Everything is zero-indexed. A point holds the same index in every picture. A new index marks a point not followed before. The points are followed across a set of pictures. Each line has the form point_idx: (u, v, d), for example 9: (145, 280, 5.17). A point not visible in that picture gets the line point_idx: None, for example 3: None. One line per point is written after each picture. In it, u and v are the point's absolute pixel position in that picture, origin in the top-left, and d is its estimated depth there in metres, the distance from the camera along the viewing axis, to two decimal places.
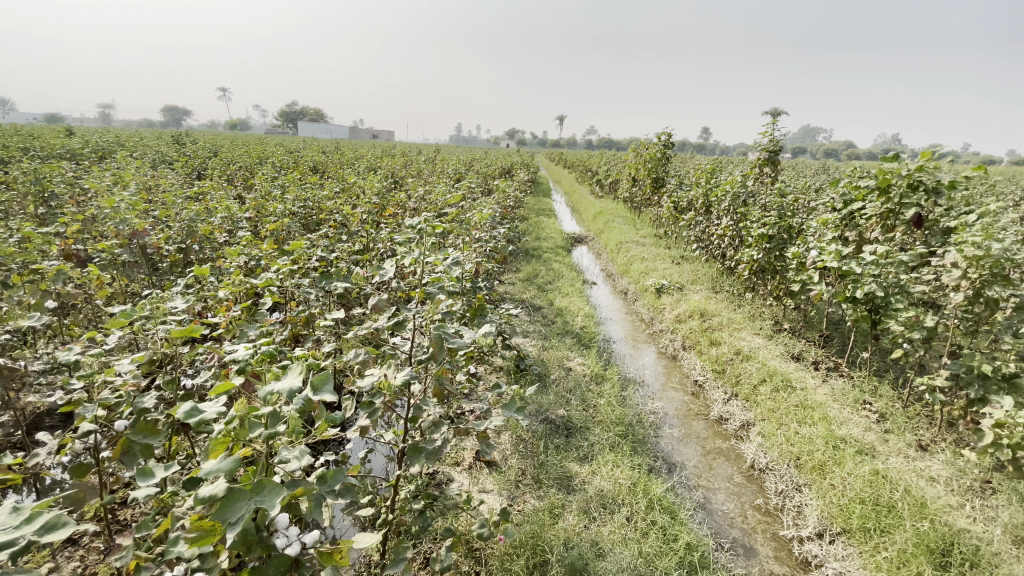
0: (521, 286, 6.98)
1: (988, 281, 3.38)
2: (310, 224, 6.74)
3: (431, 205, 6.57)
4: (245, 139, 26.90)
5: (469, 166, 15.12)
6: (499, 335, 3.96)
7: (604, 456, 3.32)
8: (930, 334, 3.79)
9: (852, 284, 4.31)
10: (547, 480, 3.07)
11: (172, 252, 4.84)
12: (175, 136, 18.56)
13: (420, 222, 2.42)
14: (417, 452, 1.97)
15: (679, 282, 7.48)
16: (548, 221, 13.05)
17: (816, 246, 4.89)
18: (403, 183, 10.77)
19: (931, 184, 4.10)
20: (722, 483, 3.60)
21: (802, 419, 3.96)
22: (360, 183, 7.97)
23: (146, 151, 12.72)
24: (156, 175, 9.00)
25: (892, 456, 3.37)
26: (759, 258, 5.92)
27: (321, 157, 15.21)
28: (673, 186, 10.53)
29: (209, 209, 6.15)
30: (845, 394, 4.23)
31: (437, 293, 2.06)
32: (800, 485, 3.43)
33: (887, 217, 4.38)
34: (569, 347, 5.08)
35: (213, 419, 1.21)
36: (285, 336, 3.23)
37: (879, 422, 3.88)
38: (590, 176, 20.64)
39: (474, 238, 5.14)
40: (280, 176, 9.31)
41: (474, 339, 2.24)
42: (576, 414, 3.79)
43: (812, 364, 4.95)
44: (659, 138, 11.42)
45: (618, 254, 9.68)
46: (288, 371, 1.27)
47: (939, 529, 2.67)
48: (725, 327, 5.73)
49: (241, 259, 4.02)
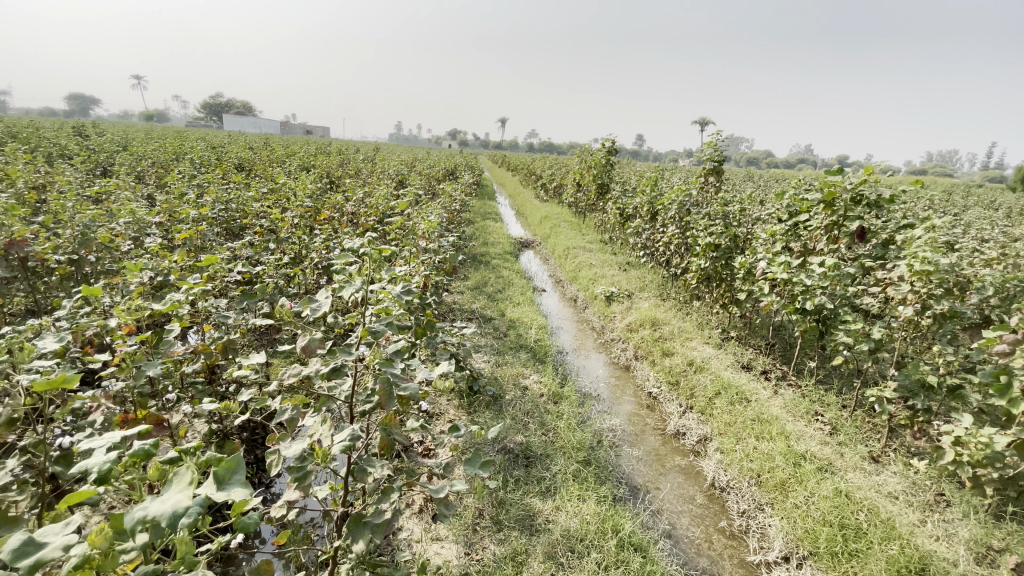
0: (470, 296, 6.66)
1: (937, 294, 3.51)
2: (232, 229, 6.04)
3: (371, 211, 6.09)
4: (162, 132, 24.69)
5: (411, 167, 14.52)
6: (451, 357, 3.63)
7: (568, 489, 3.09)
8: (877, 346, 3.88)
9: (802, 296, 4.36)
10: (507, 522, 2.79)
11: (61, 264, 4.09)
12: (76, 126, 16.50)
13: (361, 239, 2.04)
14: (360, 524, 1.63)
15: (628, 289, 7.43)
16: (494, 225, 12.76)
17: (765, 256, 4.93)
18: (340, 185, 10.09)
19: (873, 198, 4.19)
20: (685, 506, 3.46)
21: (759, 434, 3.92)
22: (291, 184, 7.31)
23: (37, 142, 11.19)
24: (47, 171, 7.84)
25: (850, 472, 3.39)
26: (707, 267, 5.94)
27: (250, 154, 14.09)
28: (618, 192, 10.56)
29: (109, 213, 5.33)
30: (796, 405, 4.26)
31: (383, 331, 1.71)
32: (762, 504, 3.36)
33: (832, 229, 4.46)
34: (523, 364, 4.81)
35: (55, 559, 0.82)
36: (199, 369, 2.74)
37: (831, 434, 3.91)
38: (533, 179, 20.56)
39: (419, 248, 4.75)
40: (197, 173, 8.37)
41: (428, 380, 1.90)
42: (535, 441, 3.53)
43: (761, 373, 4.98)
44: (603, 144, 11.46)
45: (566, 260, 9.57)
46: (173, 479, 0.91)
47: (909, 553, 2.67)
48: (676, 336, 5.69)
49: (145, 274, 3.43)
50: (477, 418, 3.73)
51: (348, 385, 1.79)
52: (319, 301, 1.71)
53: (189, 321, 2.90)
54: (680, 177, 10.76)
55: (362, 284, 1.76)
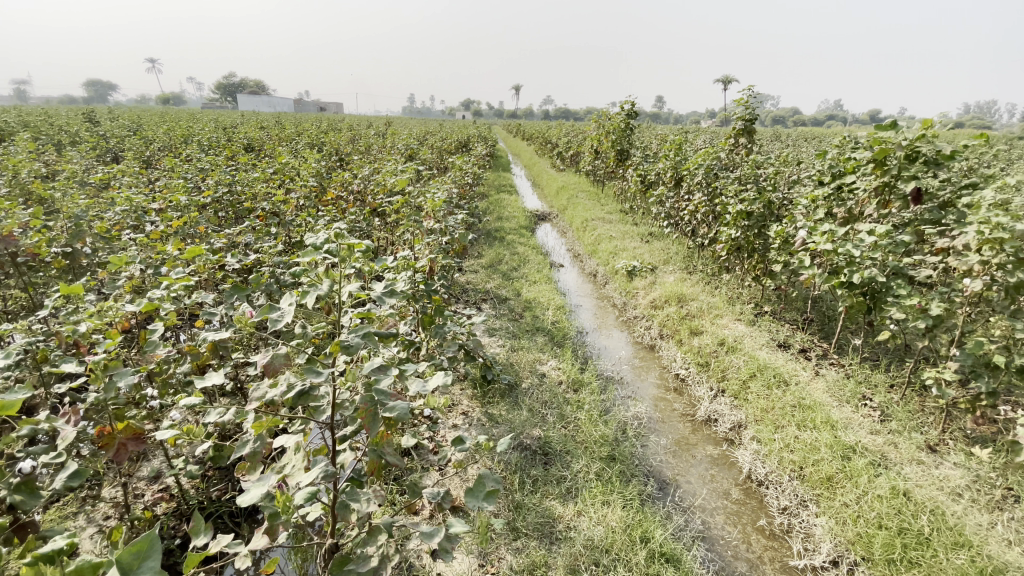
0: (484, 275, 6.36)
1: (1009, 265, 3.07)
2: (236, 214, 5.81)
3: (377, 189, 5.77)
4: (176, 114, 24.64)
5: (423, 141, 14.04)
6: (461, 349, 3.36)
7: (591, 491, 2.83)
8: (935, 322, 3.46)
9: (847, 268, 3.93)
10: (525, 529, 2.54)
11: (55, 257, 3.92)
12: (89, 112, 16.46)
13: (338, 230, 1.73)
14: (343, 571, 1.37)
15: (651, 263, 7.01)
16: (510, 198, 12.31)
17: (804, 225, 4.46)
18: (349, 162, 9.77)
19: (931, 155, 3.67)
20: (719, 502, 3.18)
21: (801, 422, 3.57)
22: (296, 164, 7.01)
23: (50, 129, 11.12)
24: (54, 161, 7.71)
25: (906, 465, 3.06)
26: (738, 238, 5.48)
27: (259, 134, 13.86)
28: (639, 158, 9.95)
29: (107, 201, 5.13)
30: (840, 388, 3.90)
31: (359, 344, 1.37)
32: (805, 500, 3.07)
33: (882, 192, 3.97)
34: (540, 348, 4.53)
35: None
36: (183, 374, 2.53)
37: (881, 420, 3.56)
38: (548, 148, 19.84)
39: (425, 229, 4.43)
40: (202, 156, 8.15)
41: (422, 394, 1.62)
42: (554, 436, 3.26)
43: (800, 352, 4.59)
44: (622, 107, 10.79)
45: (584, 233, 9.14)
46: None
47: (980, 564, 2.36)
48: (705, 314, 5.30)
49: (133, 268, 3.21)
50: (491, 411, 3.48)
51: (327, 405, 1.50)
52: (282, 308, 1.41)
53: (175, 321, 2.68)
54: (704, 140, 10.08)
55: (333, 285, 1.44)
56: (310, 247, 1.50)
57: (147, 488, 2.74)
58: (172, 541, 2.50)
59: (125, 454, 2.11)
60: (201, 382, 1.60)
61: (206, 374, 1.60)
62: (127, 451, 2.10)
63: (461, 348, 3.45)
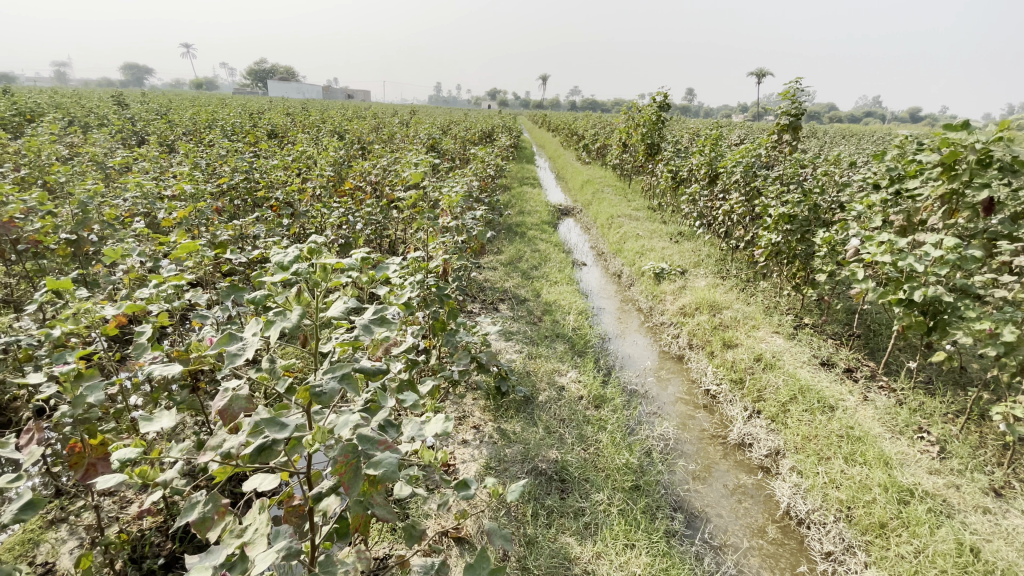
0: (503, 274, 6.09)
1: None
2: (249, 203, 5.63)
3: (394, 180, 5.52)
4: (206, 99, 25.02)
5: (446, 131, 13.75)
6: (472, 360, 3.08)
7: (612, 529, 2.53)
8: (1008, 351, 3.04)
9: (907, 283, 3.50)
10: (536, 571, 2.26)
11: (60, 244, 3.75)
12: (119, 94, 16.54)
13: (312, 244, 1.47)
14: None
15: (680, 265, 6.61)
16: (533, 191, 11.98)
17: (859, 232, 4.03)
18: (371, 151, 9.57)
19: (1010, 159, 3.19)
20: (754, 541, 2.85)
21: (849, 455, 3.20)
22: (313, 152, 6.81)
23: (80, 112, 11.22)
24: (77, 145, 7.68)
25: (972, 515, 2.68)
26: (778, 243, 5.04)
27: (283, 120, 13.78)
28: (670, 153, 9.46)
29: (120, 187, 4.99)
30: (892, 417, 3.50)
31: (335, 389, 1.09)
32: (853, 546, 2.72)
33: (949, 199, 3.51)
34: (560, 357, 4.23)
35: None
36: (167, 382, 2.31)
37: (942, 457, 3.16)
38: (574, 139, 19.36)
39: (440, 227, 4.15)
40: (223, 141, 8.02)
41: (417, 439, 1.36)
42: (572, 460, 2.97)
43: (845, 371, 4.19)
44: (654, 99, 10.29)
45: (609, 230, 8.77)
46: None
47: None
48: (740, 325, 4.91)
49: (130, 261, 3.01)
50: (504, 428, 3.20)
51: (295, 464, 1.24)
52: (243, 339, 1.17)
53: (165, 321, 2.42)
54: (740, 135, 9.52)
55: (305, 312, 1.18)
56: (276, 266, 1.24)
57: (136, 497, 2.55)
58: (155, 560, 2.25)
59: (95, 475, 1.96)
60: (145, 428, 1.32)
61: (155, 417, 1.36)
62: (96, 472, 1.96)
63: (473, 359, 3.17)
